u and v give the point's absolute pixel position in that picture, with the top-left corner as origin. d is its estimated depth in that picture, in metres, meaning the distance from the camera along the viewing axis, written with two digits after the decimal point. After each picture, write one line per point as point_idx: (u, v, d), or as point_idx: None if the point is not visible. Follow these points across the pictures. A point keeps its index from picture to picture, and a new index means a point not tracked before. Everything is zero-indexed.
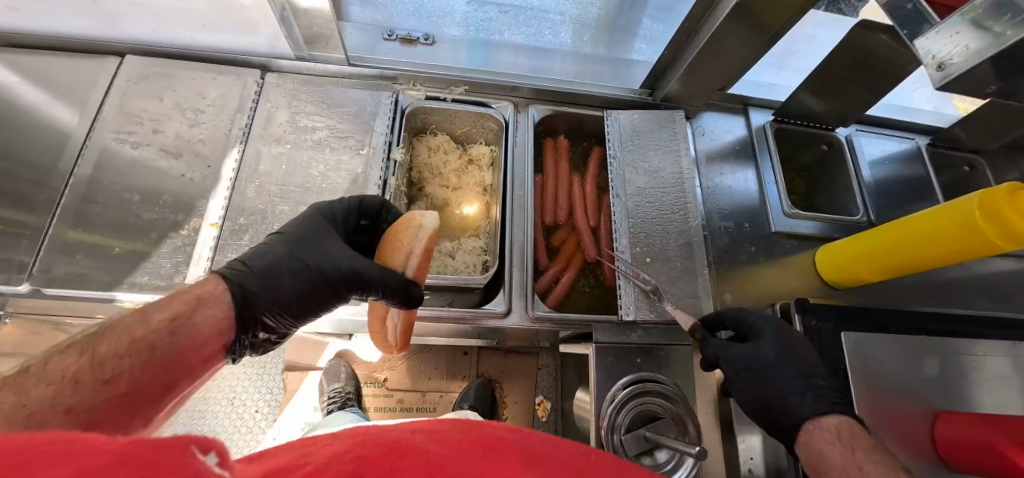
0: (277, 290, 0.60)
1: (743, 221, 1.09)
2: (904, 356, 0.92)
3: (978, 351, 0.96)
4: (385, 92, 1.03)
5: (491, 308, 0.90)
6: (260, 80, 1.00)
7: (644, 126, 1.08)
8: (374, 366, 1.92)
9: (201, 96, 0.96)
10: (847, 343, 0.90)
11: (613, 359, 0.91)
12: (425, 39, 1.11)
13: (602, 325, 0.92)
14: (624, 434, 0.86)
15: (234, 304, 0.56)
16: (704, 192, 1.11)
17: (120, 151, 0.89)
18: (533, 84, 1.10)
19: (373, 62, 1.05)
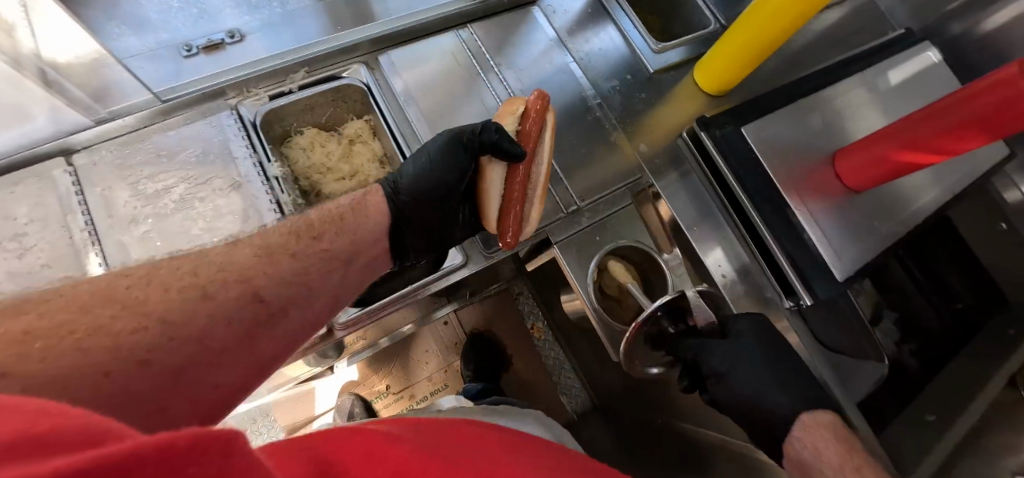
0: (415, 189, 0.82)
1: (625, 75, 1.13)
2: (793, 124, 1.03)
3: (842, 92, 1.11)
4: (222, 112, 0.89)
5: (450, 264, 0.90)
6: (69, 168, 0.82)
7: (461, 63, 1.05)
8: (371, 381, 1.83)
9: (9, 217, 0.77)
10: (750, 135, 0.99)
11: (578, 249, 0.96)
12: (229, 37, 0.94)
13: (554, 226, 0.96)
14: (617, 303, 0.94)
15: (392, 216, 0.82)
16: (583, 69, 1.12)
17: None
18: (370, 34, 1.00)
19: (188, 88, 0.89)
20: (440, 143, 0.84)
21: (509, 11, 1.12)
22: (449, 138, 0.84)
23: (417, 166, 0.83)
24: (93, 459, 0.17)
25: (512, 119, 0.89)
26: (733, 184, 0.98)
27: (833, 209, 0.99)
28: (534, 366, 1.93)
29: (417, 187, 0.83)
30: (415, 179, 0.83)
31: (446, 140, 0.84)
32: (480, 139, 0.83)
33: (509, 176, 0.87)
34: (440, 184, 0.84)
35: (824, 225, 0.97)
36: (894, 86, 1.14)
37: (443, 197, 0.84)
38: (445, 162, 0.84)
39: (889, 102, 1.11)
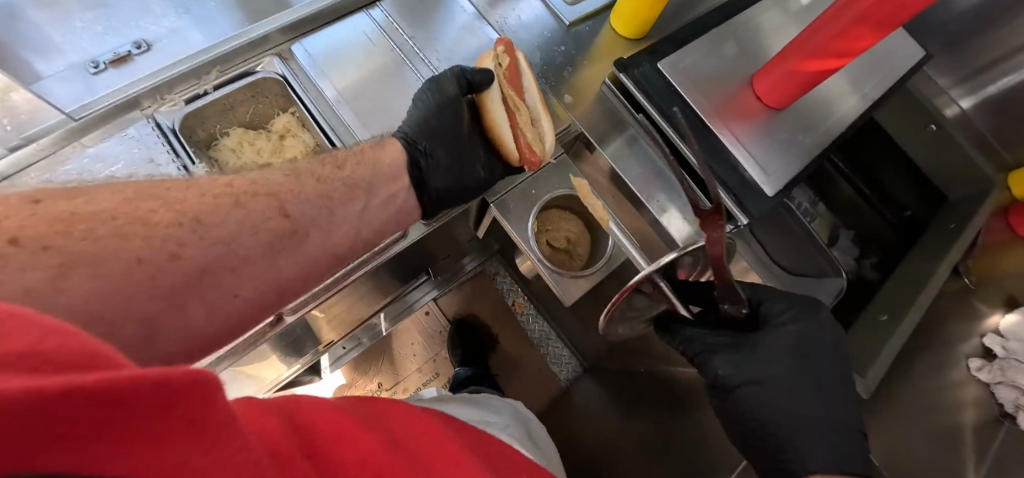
0: (427, 131, 0.89)
1: (543, 33, 1.15)
2: (709, 54, 1.06)
3: (755, 17, 1.13)
4: (139, 122, 0.89)
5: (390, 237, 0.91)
6: None
7: (378, 43, 1.05)
8: (360, 382, 1.78)
9: None
10: (666, 70, 1.01)
11: (516, 205, 0.98)
12: (137, 48, 0.94)
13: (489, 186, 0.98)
14: None
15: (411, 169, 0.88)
16: (501, 34, 1.14)
17: None
18: (280, 23, 1.00)
19: (100, 102, 0.88)
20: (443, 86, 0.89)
21: None
22: (439, 82, 0.89)
23: (413, 113, 0.90)
24: (81, 393, 0.19)
25: (489, 61, 0.94)
26: (660, 121, 1.00)
27: (756, 130, 1.02)
28: (521, 341, 1.96)
29: (431, 132, 0.89)
30: (425, 126, 0.89)
31: (432, 86, 0.90)
32: (467, 79, 0.89)
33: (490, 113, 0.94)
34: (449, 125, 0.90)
35: (750, 146, 1.00)
36: (805, 5, 1.16)
37: (453, 136, 0.91)
38: (439, 100, 0.89)
39: (802, 20, 1.14)
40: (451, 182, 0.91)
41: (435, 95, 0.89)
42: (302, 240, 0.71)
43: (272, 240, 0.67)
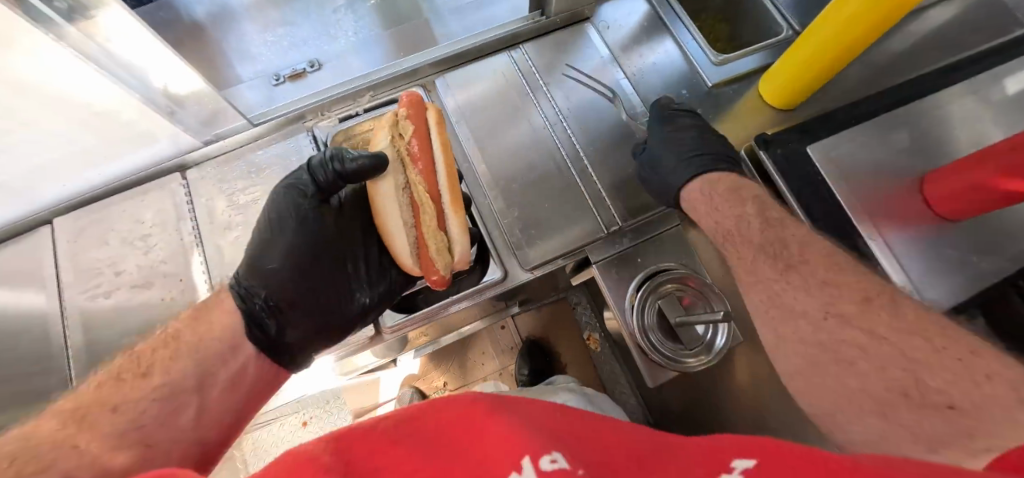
0: (258, 281, 0.78)
1: (680, 89, 1.10)
2: (870, 142, 0.94)
3: (940, 104, 0.97)
4: (301, 134, 1.04)
5: (490, 279, 0.93)
6: (183, 181, 1.00)
7: (511, 84, 1.08)
8: (430, 376, 1.93)
9: (140, 221, 0.96)
10: (815, 156, 0.92)
11: (617, 270, 0.95)
12: (311, 66, 1.08)
13: (594, 245, 0.95)
14: (657, 331, 0.91)
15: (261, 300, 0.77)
16: (636, 82, 1.10)
17: (97, 304, 0.91)
18: (431, 58, 1.09)
19: (275, 112, 1.03)
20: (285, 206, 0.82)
21: (563, 29, 1.14)
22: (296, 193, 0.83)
23: (265, 248, 0.81)
24: None
25: (384, 136, 0.85)
26: (797, 212, 0.91)
27: (916, 238, 0.88)
28: (590, 378, 1.92)
29: (264, 277, 0.78)
30: (262, 279, 0.79)
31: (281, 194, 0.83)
32: (338, 168, 0.79)
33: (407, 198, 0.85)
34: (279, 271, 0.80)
35: (906, 260, 0.86)
36: (1013, 96, 0.97)
37: (288, 291, 0.80)
38: (299, 211, 0.82)
39: (1006, 115, 0.95)
40: (316, 332, 0.84)
41: (303, 211, 0.82)
42: (177, 416, 0.64)
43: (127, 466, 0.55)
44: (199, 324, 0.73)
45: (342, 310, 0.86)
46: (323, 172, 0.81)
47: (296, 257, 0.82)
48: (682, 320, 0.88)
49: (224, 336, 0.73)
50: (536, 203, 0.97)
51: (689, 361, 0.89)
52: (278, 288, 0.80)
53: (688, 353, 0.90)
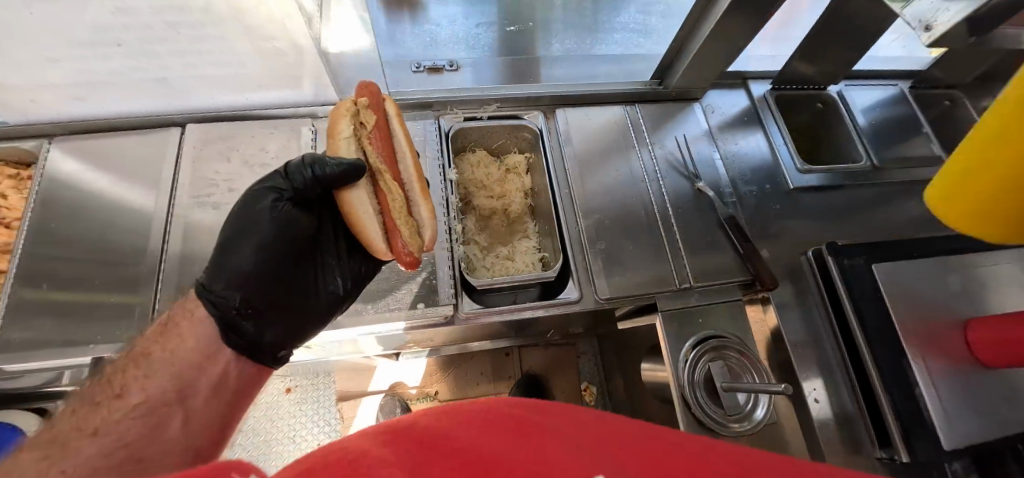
0: (233, 275, 0.66)
1: (765, 181, 1.20)
2: (927, 276, 1.02)
3: (991, 262, 1.07)
4: (427, 120, 1.12)
5: (565, 297, 0.99)
6: (312, 127, 1.07)
7: (619, 133, 1.19)
8: (423, 382, 1.95)
9: (263, 150, 1.02)
10: (881, 274, 1.01)
11: (679, 323, 1.01)
12: (450, 66, 1.20)
13: (664, 295, 1.02)
14: (703, 388, 0.97)
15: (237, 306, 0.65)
16: (729, 164, 1.20)
17: (203, 213, 0.96)
18: (556, 90, 1.21)
19: (411, 94, 1.14)
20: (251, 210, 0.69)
21: (675, 100, 1.27)
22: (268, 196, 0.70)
23: (232, 248, 0.69)
24: None
25: (347, 122, 0.80)
26: (852, 320, 0.99)
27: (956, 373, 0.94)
28: None
29: (236, 280, 0.66)
30: (233, 279, 0.66)
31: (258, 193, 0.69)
32: (316, 174, 0.70)
33: (377, 191, 0.81)
34: (260, 265, 0.68)
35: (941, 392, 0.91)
36: None
37: (264, 290, 0.69)
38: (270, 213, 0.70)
39: None
40: (292, 335, 0.73)
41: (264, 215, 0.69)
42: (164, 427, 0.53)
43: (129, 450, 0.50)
44: (169, 338, 0.61)
45: (307, 309, 0.76)
46: (298, 171, 0.69)
47: (284, 243, 0.71)
48: (727, 385, 0.93)
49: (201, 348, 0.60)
50: (620, 243, 1.05)
51: (728, 425, 0.94)
52: (268, 278, 0.70)
53: (728, 417, 0.95)
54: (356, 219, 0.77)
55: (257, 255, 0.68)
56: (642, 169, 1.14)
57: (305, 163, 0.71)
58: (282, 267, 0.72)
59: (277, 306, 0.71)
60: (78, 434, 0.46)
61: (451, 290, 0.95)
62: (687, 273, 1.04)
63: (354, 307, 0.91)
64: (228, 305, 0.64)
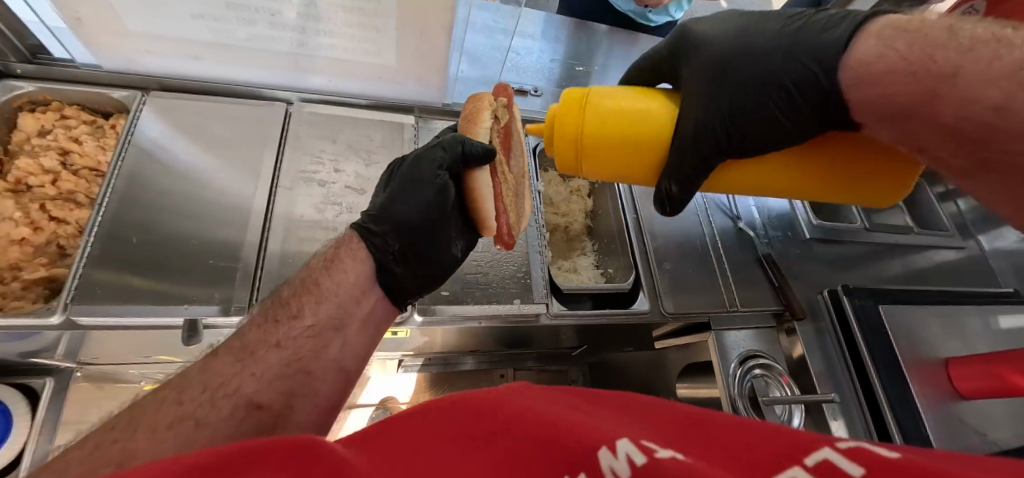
0: (394, 220, 0.84)
1: (788, 229, 1.41)
2: (913, 321, 1.25)
3: (960, 314, 1.31)
4: None
5: (638, 308, 1.09)
6: (414, 125, 1.13)
7: None
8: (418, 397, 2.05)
9: (369, 138, 1.06)
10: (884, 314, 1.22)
11: (727, 341, 1.15)
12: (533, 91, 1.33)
13: (715, 316, 1.16)
14: (749, 399, 1.09)
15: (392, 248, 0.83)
16: (761, 210, 1.40)
17: (307, 188, 0.97)
18: None
19: None
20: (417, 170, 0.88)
21: None
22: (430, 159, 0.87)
23: (400, 198, 0.86)
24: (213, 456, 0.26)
25: (490, 114, 0.98)
26: (863, 350, 1.18)
27: (938, 401, 1.16)
28: None
29: (394, 226, 0.84)
30: (396, 223, 0.84)
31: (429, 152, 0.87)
32: (464, 153, 0.86)
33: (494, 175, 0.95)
34: (417, 216, 0.85)
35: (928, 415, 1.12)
36: (1005, 329, 1.32)
37: (413, 238, 0.85)
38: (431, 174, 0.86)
39: (999, 340, 1.29)
40: (423, 283, 0.88)
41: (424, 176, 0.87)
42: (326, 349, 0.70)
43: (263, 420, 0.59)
44: (332, 271, 0.78)
45: (438, 264, 0.89)
46: (450, 148, 0.86)
47: (436, 203, 0.86)
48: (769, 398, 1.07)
49: (356, 283, 0.79)
50: (681, 266, 1.18)
51: None
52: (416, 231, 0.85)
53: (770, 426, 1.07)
54: (478, 197, 0.91)
55: (416, 208, 0.85)
56: (694, 204, 1.31)
57: (454, 145, 0.85)
58: (430, 222, 0.86)
59: (417, 255, 0.86)
60: (265, 345, 0.65)
61: (543, 291, 1.02)
62: (734, 298, 1.19)
63: (454, 297, 0.96)
64: (388, 248, 0.82)
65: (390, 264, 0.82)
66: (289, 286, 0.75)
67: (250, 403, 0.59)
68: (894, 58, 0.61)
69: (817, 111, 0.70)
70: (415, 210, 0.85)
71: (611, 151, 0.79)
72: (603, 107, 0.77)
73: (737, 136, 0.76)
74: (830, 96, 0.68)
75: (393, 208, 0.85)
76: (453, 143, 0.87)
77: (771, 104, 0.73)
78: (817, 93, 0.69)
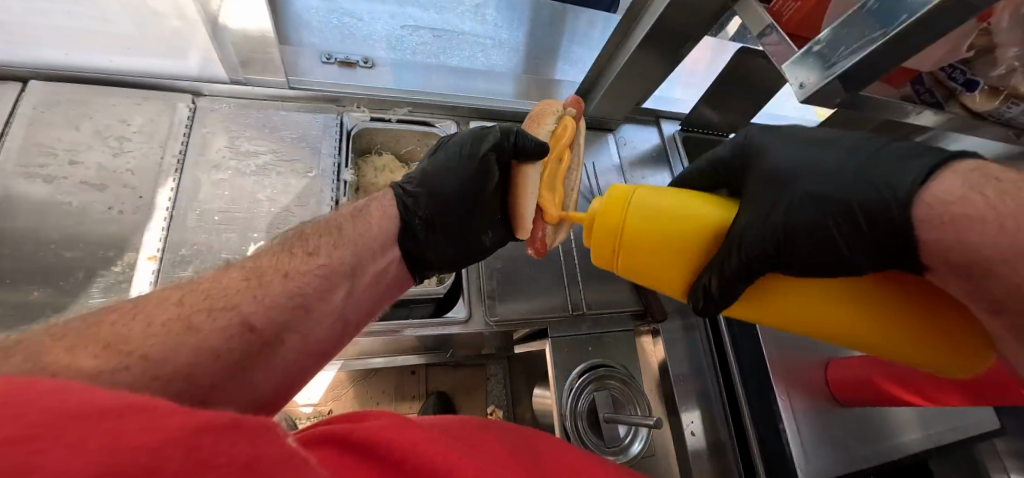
0: (434, 189, 0.78)
1: None
2: None
3: None
4: (328, 114, 1.05)
5: (453, 316, 0.95)
6: (191, 105, 0.95)
7: None
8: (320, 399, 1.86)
9: (124, 123, 0.89)
10: None
11: (568, 350, 1.00)
12: (364, 62, 1.14)
13: (554, 322, 1.01)
14: (585, 417, 0.95)
15: (416, 219, 0.75)
16: None
17: (32, 186, 0.80)
18: (474, 104, 1.19)
19: (315, 84, 1.06)
20: (463, 139, 0.82)
21: (588, 129, 1.31)
22: (484, 136, 0.80)
23: (444, 170, 0.80)
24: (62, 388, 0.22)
25: (552, 119, 0.88)
26: None
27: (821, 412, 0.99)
28: None
29: (423, 198, 0.77)
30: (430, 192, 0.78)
31: (476, 133, 0.82)
32: (515, 144, 0.79)
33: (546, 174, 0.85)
34: (453, 190, 0.78)
35: (804, 433, 0.95)
36: None
37: (432, 211, 0.77)
38: (466, 147, 0.80)
39: None
40: (443, 260, 0.79)
41: (479, 147, 0.80)
42: (329, 295, 0.59)
43: (245, 351, 0.48)
44: (357, 221, 0.70)
45: (467, 246, 0.81)
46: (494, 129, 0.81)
47: (469, 180, 0.78)
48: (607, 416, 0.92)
49: (380, 236, 0.70)
50: (517, 265, 1.04)
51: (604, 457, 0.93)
52: (448, 206, 0.78)
53: (605, 448, 0.93)
54: (521, 193, 0.82)
55: (456, 181, 0.78)
56: None
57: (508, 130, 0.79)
58: (450, 200, 0.78)
59: (442, 232, 0.78)
60: (275, 271, 0.55)
61: None
62: (581, 300, 1.04)
63: None
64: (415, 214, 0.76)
65: (408, 232, 0.74)
66: (312, 224, 0.67)
67: (242, 326, 0.48)
68: (978, 204, 0.39)
69: (880, 243, 0.47)
70: (461, 180, 0.78)
71: (654, 254, 0.63)
72: (649, 196, 0.62)
73: (788, 248, 0.54)
74: (899, 236, 0.45)
75: (449, 177, 0.79)
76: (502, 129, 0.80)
77: (832, 226, 0.51)
78: (884, 224, 0.46)
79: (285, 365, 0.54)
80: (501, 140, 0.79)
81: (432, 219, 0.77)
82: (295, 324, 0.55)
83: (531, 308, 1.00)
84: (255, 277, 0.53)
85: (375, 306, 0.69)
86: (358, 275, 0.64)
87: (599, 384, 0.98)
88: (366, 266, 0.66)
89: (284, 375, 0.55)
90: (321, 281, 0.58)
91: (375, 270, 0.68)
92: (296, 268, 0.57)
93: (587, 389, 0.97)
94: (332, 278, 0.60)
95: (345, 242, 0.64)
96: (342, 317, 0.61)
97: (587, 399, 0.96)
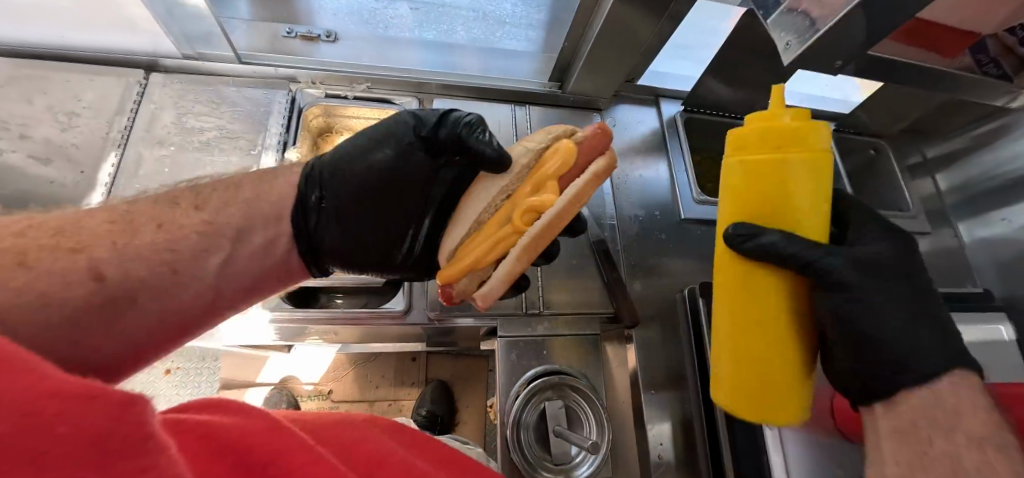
0: (344, 169, 0.63)
1: (654, 209, 1.11)
2: None
3: None
4: (280, 91, 1.00)
5: (390, 307, 0.87)
6: (143, 81, 0.95)
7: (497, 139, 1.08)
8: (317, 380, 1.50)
9: (76, 98, 0.90)
10: None
11: (518, 352, 0.90)
12: (326, 36, 1.08)
13: (506, 320, 0.91)
14: (530, 429, 0.84)
15: (312, 199, 0.60)
16: (618, 191, 1.11)
17: None
18: (443, 80, 1.11)
19: (269, 60, 1.03)
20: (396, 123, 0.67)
21: (573, 107, 1.18)
22: (420, 121, 0.67)
23: (366, 148, 0.65)
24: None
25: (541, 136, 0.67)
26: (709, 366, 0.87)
27: None
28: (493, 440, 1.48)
29: (335, 177, 0.62)
30: (343, 170, 0.63)
31: (408, 117, 0.68)
32: (456, 133, 0.65)
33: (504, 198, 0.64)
34: (376, 169, 0.64)
35: None
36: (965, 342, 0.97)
37: (345, 195, 0.62)
38: (398, 129, 0.66)
39: None
40: (348, 249, 0.64)
41: (410, 129, 0.66)
42: (209, 256, 0.48)
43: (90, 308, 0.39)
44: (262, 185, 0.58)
45: (373, 244, 0.66)
46: (452, 116, 0.67)
47: (401, 162, 0.64)
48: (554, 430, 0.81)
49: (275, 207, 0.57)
50: None
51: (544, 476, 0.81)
52: (364, 191, 0.64)
53: (547, 466, 0.82)
54: (456, 211, 0.67)
55: (388, 160, 0.64)
56: None
57: (455, 122, 0.65)
58: (375, 184, 0.64)
59: (349, 222, 0.63)
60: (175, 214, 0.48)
61: None
62: (540, 298, 0.93)
63: None
64: (315, 194, 0.61)
65: (303, 210, 0.59)
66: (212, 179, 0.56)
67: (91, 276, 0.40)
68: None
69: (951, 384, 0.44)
70: (385, 163, 0.64)
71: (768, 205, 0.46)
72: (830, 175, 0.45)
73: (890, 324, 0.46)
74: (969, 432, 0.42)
75: (363, 161, 0.64)
76: (456, 117, 0.67)
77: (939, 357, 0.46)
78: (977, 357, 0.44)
79: (130, 324, 0.43)
80: (433, 128, 0.66)
81: (332, 200, 0.62)
82: (150, 289, 0.44)
83: (480, 303, 0.90)
84: (121, 222, 0.45)
85: (254, 291, 0.56)
86: (239, 240, 0.52)
87: (551, 394, 0.87)
88: (257, 230, 0.54)
89: (136, 344, 0.44)
90: (200, 239, 0.48)
91: (261, 242, 0.55)
92: (173, 221, 0.48)
93: (535, 399, 0.85)
94: (210, 236, 0.49)
95: (237, 199, 0.54)
96: (218, 287, 0.50)
97: (534, 409, 0.85)
